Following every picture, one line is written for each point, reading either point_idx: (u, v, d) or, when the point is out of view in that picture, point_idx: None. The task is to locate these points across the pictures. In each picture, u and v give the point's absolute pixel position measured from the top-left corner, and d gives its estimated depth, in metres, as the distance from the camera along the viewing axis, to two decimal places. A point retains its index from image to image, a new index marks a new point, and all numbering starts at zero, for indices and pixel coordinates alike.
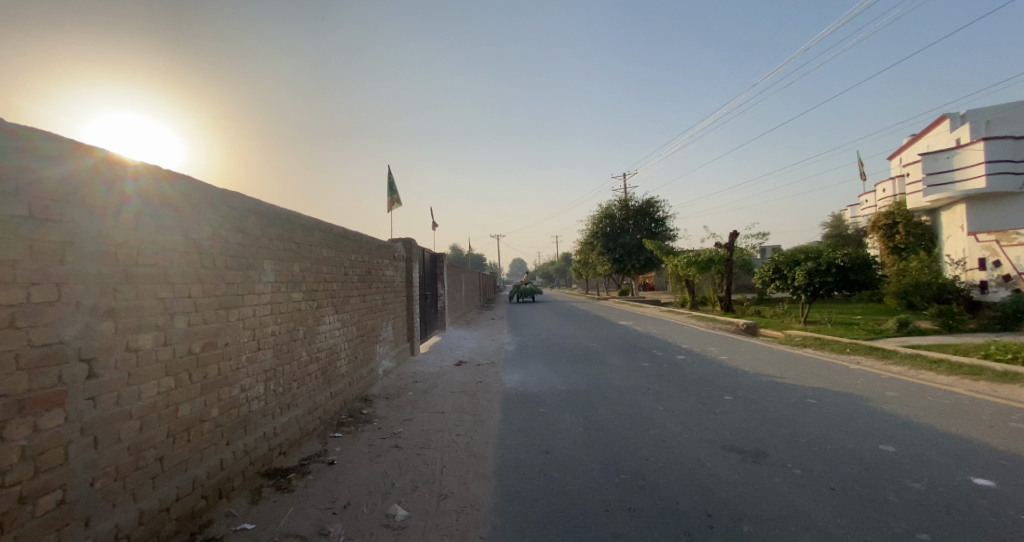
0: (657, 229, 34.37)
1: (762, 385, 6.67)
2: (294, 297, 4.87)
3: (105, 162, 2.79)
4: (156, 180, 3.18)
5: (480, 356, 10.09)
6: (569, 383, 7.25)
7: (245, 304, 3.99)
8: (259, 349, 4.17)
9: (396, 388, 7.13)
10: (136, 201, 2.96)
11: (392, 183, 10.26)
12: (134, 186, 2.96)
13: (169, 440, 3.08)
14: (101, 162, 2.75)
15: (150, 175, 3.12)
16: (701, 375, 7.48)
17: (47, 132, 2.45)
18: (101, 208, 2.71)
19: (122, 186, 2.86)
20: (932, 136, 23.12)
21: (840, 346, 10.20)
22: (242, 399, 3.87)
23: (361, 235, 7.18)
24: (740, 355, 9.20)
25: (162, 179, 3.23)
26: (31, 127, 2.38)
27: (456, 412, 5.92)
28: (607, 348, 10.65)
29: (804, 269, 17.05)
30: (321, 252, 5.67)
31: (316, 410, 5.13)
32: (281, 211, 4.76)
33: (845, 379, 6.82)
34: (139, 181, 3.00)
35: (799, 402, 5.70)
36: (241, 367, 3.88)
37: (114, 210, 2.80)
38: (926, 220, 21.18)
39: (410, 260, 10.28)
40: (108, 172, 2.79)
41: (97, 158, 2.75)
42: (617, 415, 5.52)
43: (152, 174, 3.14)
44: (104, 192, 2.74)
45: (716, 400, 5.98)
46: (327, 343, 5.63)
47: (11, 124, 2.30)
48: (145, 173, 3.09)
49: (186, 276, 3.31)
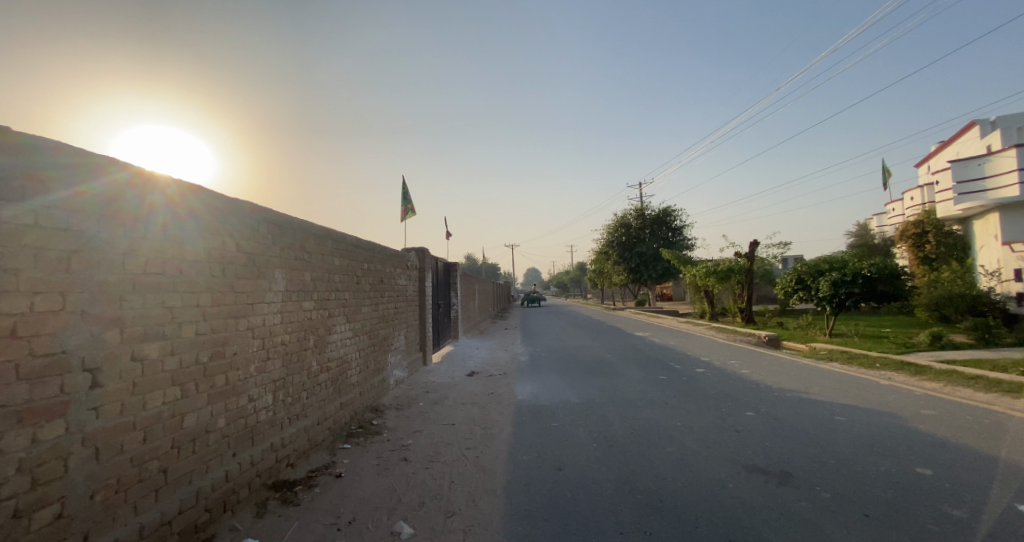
0: (674, 238, 33.90)
1: (786, 401, 6.38)
2: (305, 306, 4.84)
3: (136, 177, 2.91)
4: (183, 193, 3.27)
5: (492, 366, 9.96)
6: (583, 396, 7.07)
7: (255, 313, 3.96)
8: (268, 358, 4.12)
9: (406, 399, 7.05)
10: (161, 213, 3.04)
11: (406, 192, 10.28)
12: (161, 198, 3.06)
13: (174, 451, 3.01)
14: (133, 177, 2.88)
15: (178, 188, 3.22)
16: (721, 389, 7.21)
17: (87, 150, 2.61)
18: (128, 220, 2.79)
19: (149, 199, 2.95)
20: (961, 143, 22.38)
21: (870, 360, 9.77)
22: (251, 408, 3.80)
23: (374, 244, 7.16)
24: (762, 368, 8.88)
25: (188, 192, 3.33)
26: (73, 146, 2.54)
27: (466, 424, 5.81)
28: (623, 359, 10.41)
29: (829, 279, 16.53)
30: (333, 260, 5.64)
31: (326, 421, 5.07)
32: (293, 220, 4.74)
33: (875, 396, 6.50)
34: (166, 193, 3.09)
35: (827, 421, 5.41)
36: (249, 377, 3.82)
37: (140, 222, 2.88)
38: (958, 230, 20.39)
39: (424, 269, 10.25)
40: (138, 185, 2.89)
41: (128, 172, 2.86)
42: (633, 430, 5.33)
43: (180, 187, 3.24)
44: (132, 204, 2.83)
45: (737, 417, 5.73)
46: (338, 353, 5.59)
47: (57, 143, 2.47)
48: (174, 186, 3.19)
49: (196, 285, 3.29)
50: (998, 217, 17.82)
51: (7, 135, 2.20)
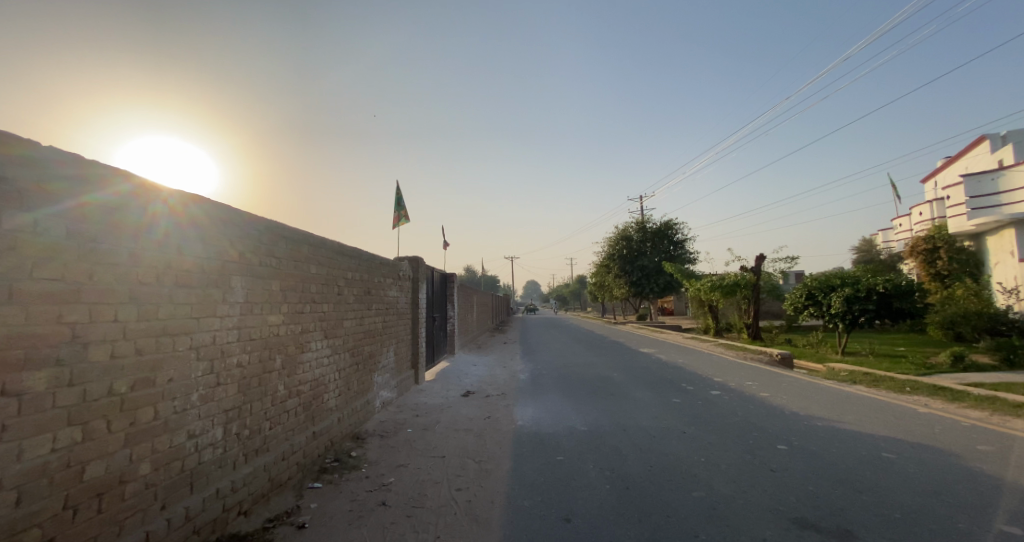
0: (676, 252, 33.25)
1: (819, 431, 5.68)
2: (270, 320, 4.14)
3: (140, 187, 2.85)
4: (184, 203, 3.19)
5: (490, 386, 9.20)
6: (590, 423, 6.35)
7: (200, 329, 3.23)
8: (218, 385, 3.40)
9: (393, 424, 6.31)
10: (163, 224, 2.97)
11: (400, 197, 9.63)
12: (164, 208, 2.99)
13: (69, 513, 2.28)
14: (137, 188, 2.81)
15: (180, 198, 3.14)
16: (743, 416, 6.50)
17: (90, 161, 2.54)
18: (132, 231, 2.72)
19: (152, 208, 2.88)
20: (970, 157, 21.93)
21: (897, 383, 9.05)
22: (190, 447, 3.09)
23: (362, 252, 6.48)
24: (783, 392, 8.17)
25: (191, 202, 3.25)
26: (76, 157, 2.47)
27: (458, 457, 5.09)
28: (631, 379, 9.67)
29: (841, 295, 15.84)
30: (309, 268, 4.95)
31: (293, 455, 4.34)
32: (259, 220, 4.07)
33: (918, 428, 5.82)
34: (168, 203, 3.01)
35: (873, 459, 4.70)
36: (190, 408, 3.10)
37: (144, 232, 2.81)
38: (970, 245, 19.82)
39: (418, 280, 9.54)
40: (141, 196, 2.82)
41: (132, 182, 2.79)
42: (651, 468, 4.61)
43: (184, 197, 3.18)
44: (136, 215, 2.76)
45: (768, 451, 5.01)
46: (311, 374, 4.88)
47: (63, 156, 2.41)
48: (178, 196, 3.13)
49: (165, 295, 2.93)
50: (1012, 232, 17.25)
51: (9, 146, 2.12)
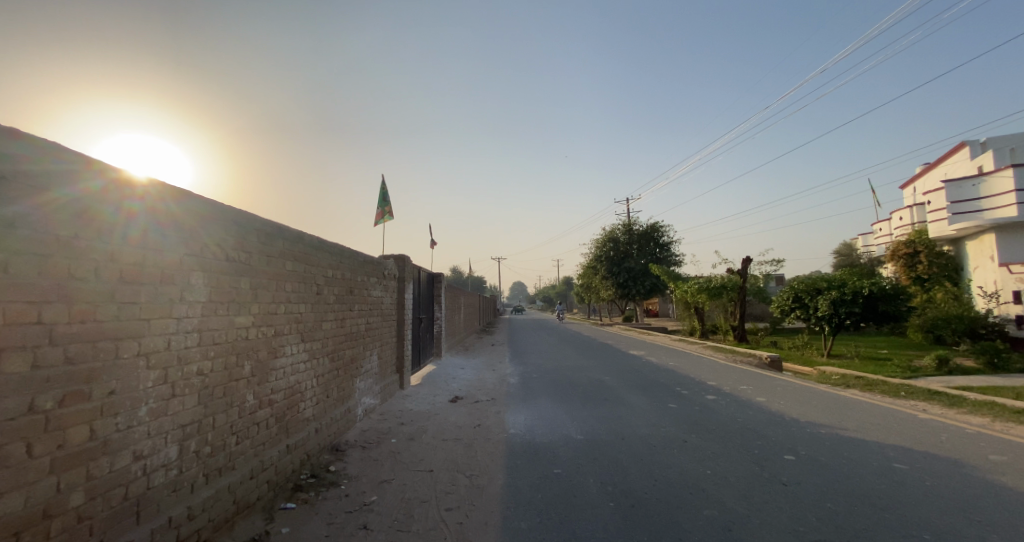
0: (662, 254, 33.26)
1: (824, 439, 5.44)
2: (238, 322, 3.69)
3: (114, 182, 2.64)
4: (163, 199, 2.98)
5: (479, 391, 8.78)
6: (585, 431, 6.01)
7: (151, 333, 2.78)
8: (174, 397, 2.97)
9: (376, 434, 5.88)
10: (141, 222, 2.77)
11: (384, 192, 9.17)
12: (141, 205, 2.79)
13: None
14: (111, 182, 2.61)
15: (158, 193, 2.94)
16: (744, 423, 6.24)
17: (59, 154, 2.34)
18: (106, 228, 2.53)
19: (128, 206, 2.69)
20: (950, 163, 22.32)
21: (890, 387, 8.92)
22: (137, 471, 2.65)
23: (344, 248, 6.02)
24: (779, 396, 7.95)
25: (170, 198, 3.04)
26: (43, 150, 2.26)
27: (447, 471, 4.70)
28: (623, 383, 9.36)
29: (828, 299, 15.77)
30: (284, 265, 4.50)
31: (263, 473, 3.90)
32: (228, 210, 3.64)
33: (924, 435, 5.63)
34: (145, 199, 2.81)
35: (887, 472, 4.45)
36: (138, 425, 2.67)
37: (119, 231, 2.61)
38: (950, 250, 20.11)
39: (403, 280, 9.07)
40: (115, 192, 2.62)
41: (104, 177, 2.58)
42: (655, 483, 4.28)
43: (161, 191, 2.97)
44: (110, 211, 2.56)
45: (776, 462, 4.72)
46: (285, 381, 4.43)
47: (27, 148, 2.19)
48: (154, 190, 2.91)
49: (123, 294, 2.59)
50: (993, 238, 17.52)
51: None
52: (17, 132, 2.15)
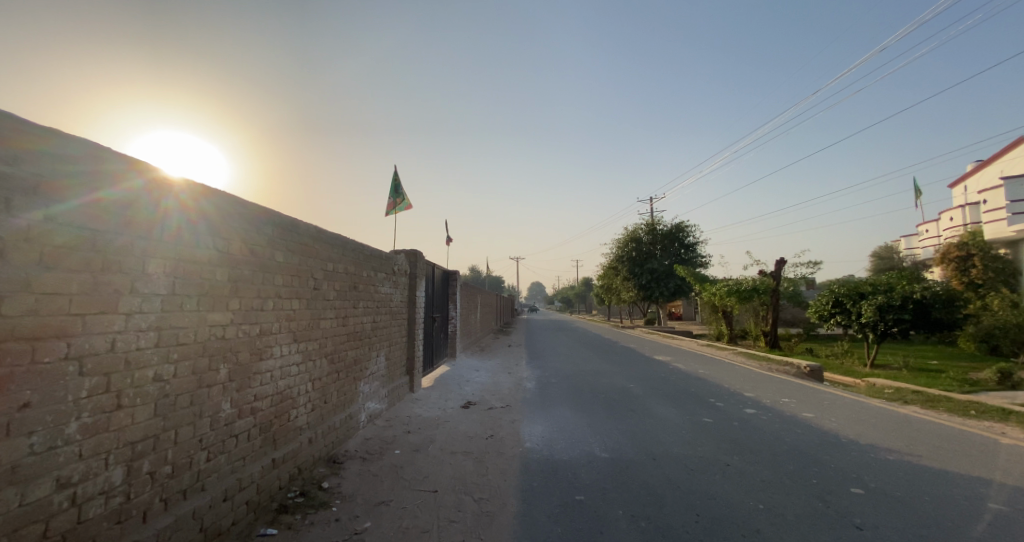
0: (687, 255, 32.10)
1: (893, 468, 4.66)
2: (211, 320, 3.18)
3: (153, 181, 2.79)
4: (197, 198, 3.13)
5: (493, 396, 8.18)
6: (610, 447, 5.35)
7: (86, 332, 2.29)
8: (120, 408, 2.47)
9: (380, 444, 5.34)
10: (175, 220, 2.91)
11: (398, 182, 8.69)
12: (175, 204, 2.93)
13: None
14: (150, 181, 2.75)
15: (191, 193, 3.08)
16: (793, 444, 5.48)
17: (103, 154, 2.51)
18: (145, 226, 2.68)
19: (164, 204, 2.83)
20: (1007, 160, 20.67)
21: (955, 405, 7.92)
22: (63, 502, 2.18)
23: (347, 240, 5.53)
24: (828, 412, 7.12)
25: (202, 197, 3.19)
26: (92, 151, 2.44)
27: (453, 492, 4.12)
28: (650, 393, 8.60)
29: (873, 304, 14.62)
30: (275, 255, 3.99)
31: (240, 494, 3.38)
32: (215, 197, 3.33)
33: (1013, 465, 4.78)
34: (179, 198, 2.95)
35: (980, 513, 3.66)
36: (62, 445, 2.18)
37: (156, 229, 2.76)
38: (1007, 253, 18.52)
39: (415, 276, 8.53)
40: (153, 191, 2.76)
41: (144, 176, 2.74)
42: (697, 519, 3.61)
43: (194, 191, 3.11)
44: (147, 210, 2.71)
45: (840, 496, 3.99)
46: (272, 387, 3.92)
47: (78, 152, 2.37)
48: (188, 190, 3.06)
49: (42, 284, 2.09)
50: None
51: (28, 143, 2.11)
52: (67, 135, 2.33)
